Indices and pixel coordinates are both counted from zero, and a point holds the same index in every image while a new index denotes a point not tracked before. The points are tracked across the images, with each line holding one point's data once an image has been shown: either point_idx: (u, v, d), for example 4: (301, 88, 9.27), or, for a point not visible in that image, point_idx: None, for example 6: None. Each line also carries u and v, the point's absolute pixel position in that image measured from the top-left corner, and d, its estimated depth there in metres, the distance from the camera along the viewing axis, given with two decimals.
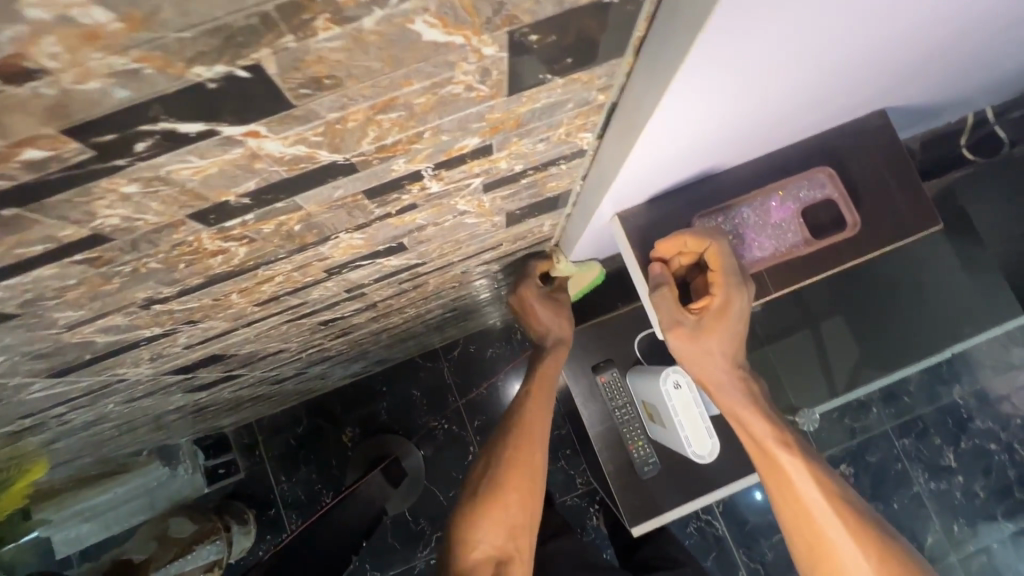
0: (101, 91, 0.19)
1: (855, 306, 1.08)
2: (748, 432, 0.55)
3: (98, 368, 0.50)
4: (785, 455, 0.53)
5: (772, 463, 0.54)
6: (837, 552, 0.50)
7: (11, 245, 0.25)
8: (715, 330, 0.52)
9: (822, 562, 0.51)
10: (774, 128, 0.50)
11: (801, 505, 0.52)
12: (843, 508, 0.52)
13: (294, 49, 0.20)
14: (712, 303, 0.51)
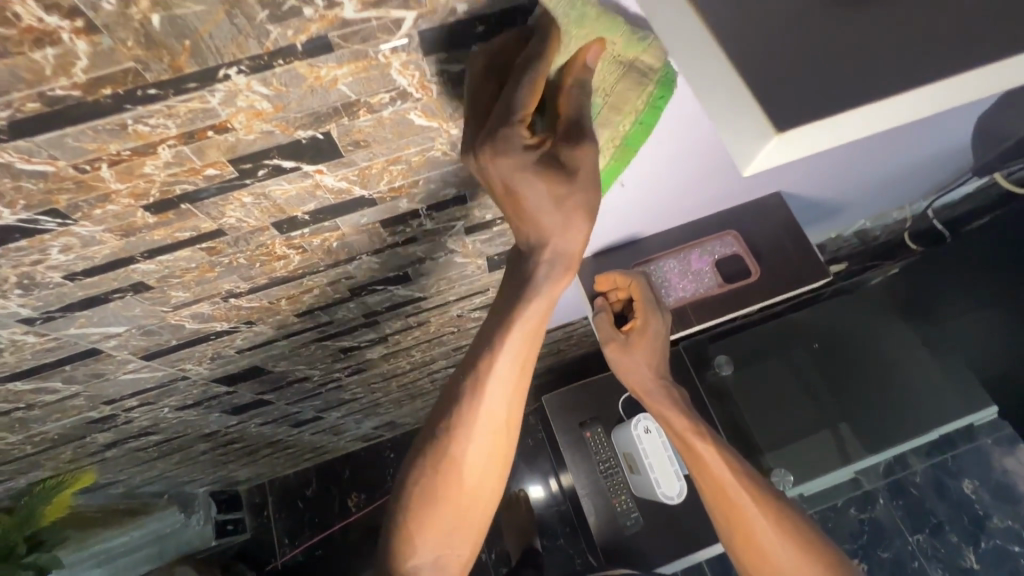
0: (254, 140, 0.38)
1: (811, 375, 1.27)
2: (671, 428, 0.69)
3: (174, 358, 0.67)
4: (700, 443, 0.66)
5: (692, 452, 0.67)
6: (746, 513, 0.62)
7: (174, 229, 0.44)
8: (640, 344, 0.68)
9: (737, 524, 0.62)
10: (680, 198, 0.68)
11: (717, 484, 0.64)
12: (751, 485, 0.63)
13: (347, 124, 0.40)
14: (635, 323, 0.69)
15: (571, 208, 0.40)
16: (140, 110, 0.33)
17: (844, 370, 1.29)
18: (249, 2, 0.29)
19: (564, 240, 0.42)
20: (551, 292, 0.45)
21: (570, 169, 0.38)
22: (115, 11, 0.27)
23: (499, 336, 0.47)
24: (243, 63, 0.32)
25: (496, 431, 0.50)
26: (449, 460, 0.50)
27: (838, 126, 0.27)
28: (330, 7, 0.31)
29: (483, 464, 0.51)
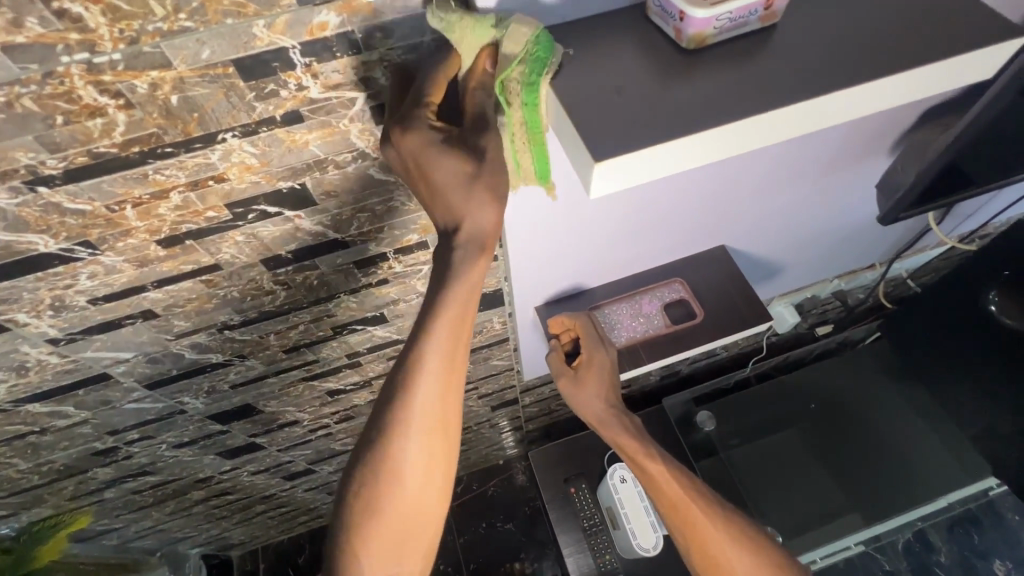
0: (245, 189, 0.49)
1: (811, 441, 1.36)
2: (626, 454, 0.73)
3: (174, 389, 0.75)
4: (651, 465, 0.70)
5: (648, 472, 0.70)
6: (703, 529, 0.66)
7: (180, 262, 0.55)
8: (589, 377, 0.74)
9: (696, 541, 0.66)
10: (626, 250, 0.77)
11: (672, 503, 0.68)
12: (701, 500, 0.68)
13: (318, 177, 0.51)
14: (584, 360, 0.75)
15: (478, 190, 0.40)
16: (159, 163, 0.44)
17: (838, 442, 1.34)
18: (241, 87, 0.41)
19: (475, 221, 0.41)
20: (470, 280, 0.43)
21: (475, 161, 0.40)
22: (146, 93, 0.39)
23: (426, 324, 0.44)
24: (236, 129, 0.44)
25: (431, 430, 0.48)
26: (385, 471, 0.48)
27: (651, 159, 0.36)
28: (300, 90, 0.43)
29: (423, 463, 0.49)
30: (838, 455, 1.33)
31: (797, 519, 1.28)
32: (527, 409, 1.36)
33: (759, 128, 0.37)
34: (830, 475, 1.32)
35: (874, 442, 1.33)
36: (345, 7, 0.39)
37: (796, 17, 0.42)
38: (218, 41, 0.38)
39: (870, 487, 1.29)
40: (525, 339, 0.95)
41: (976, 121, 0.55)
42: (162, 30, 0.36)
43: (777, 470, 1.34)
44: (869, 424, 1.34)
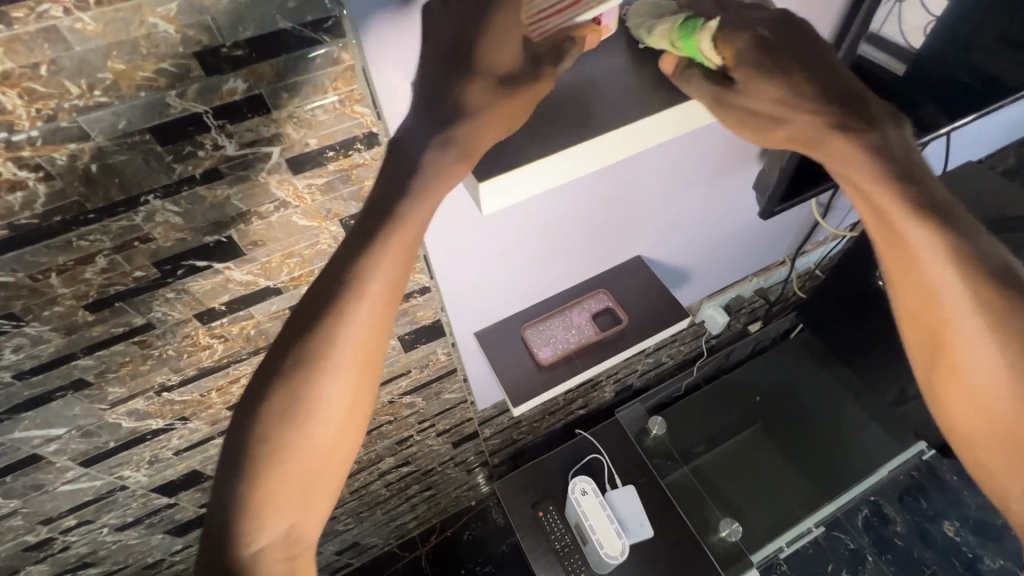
0: (171, 247, 0.52)
1: (773, 442, 1.43)
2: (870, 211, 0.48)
3: (113, 463, 0.73)
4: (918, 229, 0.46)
5: (929, 258, 0.46)
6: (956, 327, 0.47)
7: (110, 325, 0.56)
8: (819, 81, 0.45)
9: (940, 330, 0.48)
10: (549, 268, 0.84)
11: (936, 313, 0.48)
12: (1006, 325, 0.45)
13: (242, 229, 0.54)
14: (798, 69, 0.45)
15: (505, 96, 0.41)
16: (82, 230, 0.47)
17: (784, 436, 1.44)
18: (159, 151, 0.45)
19: (473, 132, 0.40)
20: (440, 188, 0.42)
21: (512, 76, 0.41)
22: (66, 164, 0.42)
23: (373, 254, 0.41)
24: (158, 191, 0.47)
25: (360, 369, 0.43)
26: (304, 410, 0.42)
27: (522, 178, 0.44)
28: (217, 149, 0.47)
29: (345, 408, 0.43)
30: (798, 452, 1.42)
31: (768, 520, 1.33)
32: (490, 442, 1.37)
33: (608, 146, 0.46)
34: (795, 473, 1.39)
35: (827, 437, 1.42)
36: (251, 74, 0.44)
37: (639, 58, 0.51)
38: (133, 113, 0.42)
39: (830, 478, 1.37)
40: (471, 367, 0.99)
41: None
42: (79, 106, 0.40)
43: (750, 476, 1.40)
44: (817, 418, 1.44)
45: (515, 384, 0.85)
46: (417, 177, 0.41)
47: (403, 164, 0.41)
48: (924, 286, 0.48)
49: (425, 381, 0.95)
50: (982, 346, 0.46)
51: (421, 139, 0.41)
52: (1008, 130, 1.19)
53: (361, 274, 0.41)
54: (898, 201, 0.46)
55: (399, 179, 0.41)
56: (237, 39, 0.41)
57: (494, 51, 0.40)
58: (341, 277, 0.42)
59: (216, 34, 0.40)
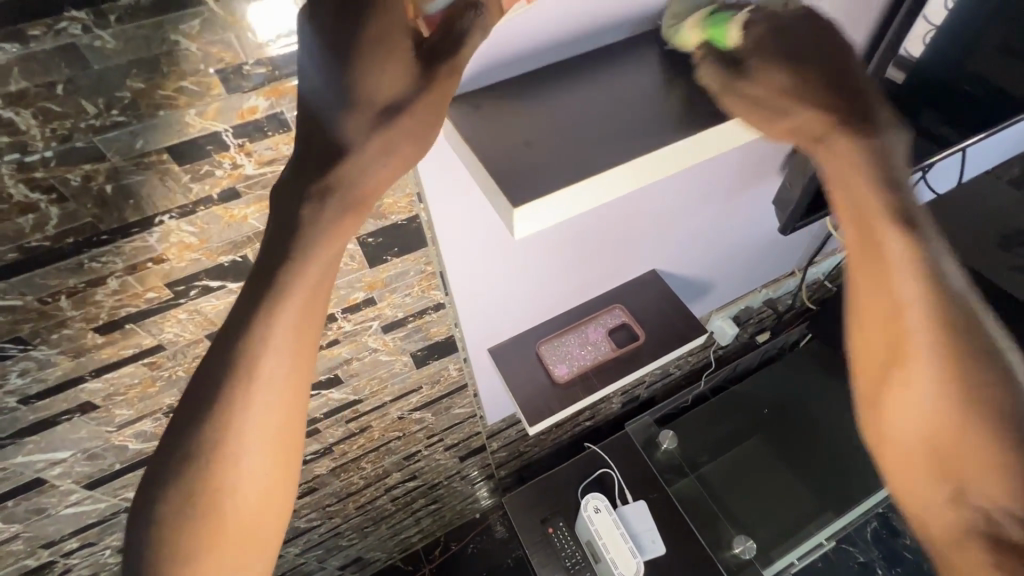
0: (185, 267, 0.50)
1: (779, 449, 1.41)
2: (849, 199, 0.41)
3: (117, 485, 0.71)
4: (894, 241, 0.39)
5: (898, 262, 0.39)
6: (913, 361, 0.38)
7: (120, 347, 0.54)
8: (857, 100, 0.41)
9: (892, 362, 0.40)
10: (565, 283, 0.83)
11: (892, 332, 0.40)
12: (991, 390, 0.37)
13: (258, 249, 0.53)
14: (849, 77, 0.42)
15: (393, 131, 0.35)
16: (94, 251, 0.45)
17: (793, 444, 1.41)
18: (176, 171, 0.43)
19: (356, 172, 0.35)
20: (341, 234, 0.35)
21: (400, 107, 0.35)
22: (79, 185, 0.41)
23: (263, 315, 0.35)
24: (173, 211, 0.46)
25: (275, 441, 0.37)
26: (210, 495, 0.35)
27: (558, 201, 0.42)
28: (235, 168, 0.45)
29: (260, 494, 0.36)
30: (803, 459, 1.39)
31: (775, 527, 1.31)
32: (497, 455, 1.35)
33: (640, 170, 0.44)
34: (800, 480, 1.37)
35: (832, 441, 1.39)
36: (272, 92, 0.42)
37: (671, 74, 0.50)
38: (150, 132, 0.40)
39: (838, 485, 1.34)
40: (483, 381, 0.97)
41: None
42: (95, 126, 0.38)
43: (757, 485, 1.38)
44: (822, 423, 1.41)
45: (528, 401, 0.83)
46: (303, 229, 0.34)
47: (285, 215, 0.35)
48: (889, 306, 0.40)
49: (436, 397, 0.93)
50: (931, 391, 0.38)
51: (295, 186, 0.35)
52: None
53: (253, 341, 0.35)
54: (876, 197, 0.40)
55: (293, 231, 0.34)
56: (260, 56, 0.40)
57: (378, 72, 0.34)
58: (230, 346, 0.35)
59: (238, 52, 0.39)
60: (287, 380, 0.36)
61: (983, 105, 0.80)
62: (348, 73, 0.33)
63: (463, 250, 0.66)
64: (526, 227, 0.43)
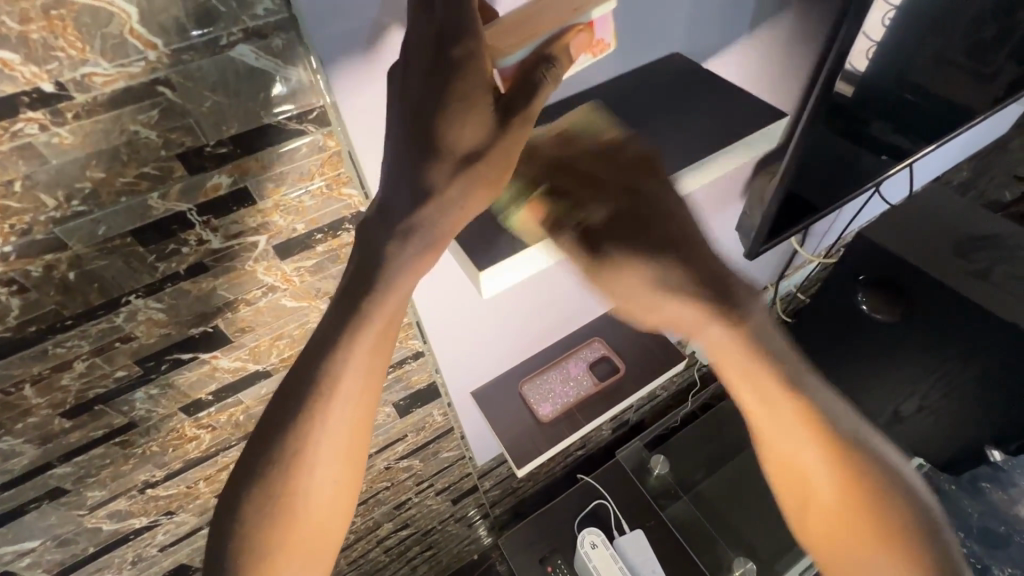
0: (154, 342, 0.50)
1: None
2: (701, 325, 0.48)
3: (92, 569, 0.68)
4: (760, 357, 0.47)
5: (776, 394, 0.47)
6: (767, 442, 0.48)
7: (89, 429, 0.53)
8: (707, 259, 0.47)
9: (779, 470, 0.49)
10: (543, 323, 0.84)
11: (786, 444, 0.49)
12: (897, 502, 0.46)
13: (231, 318, 0.52)
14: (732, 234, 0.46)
15: (469, 178, 0.38)
16: (59, 337, 0.44)
17: None
18: (141, 252, 0.43)
19: (437, 215, 0.38)
20: (416, 269, 0.41)
21: (479, 154, 0.37)
22: (41, 275, 0.40)
23: (346, 336, 0.42)
24: (139, 290, 0.45)
25: (345, 450, 0.44)
26: (291, 489, 0.43)
27: (526, 257, 0.44)
28: (201, 244, 0.46)
29: (331, 491, 0.45)
30: None
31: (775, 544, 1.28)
32: (490, 493, 1.32)
33: (601, 226, 0.48)
34: None
35: None
36: (235, 168, 0.43)
37: (621, 130, 0.53)
38: (113, 218, 0.40)
39: None
40: (467, 424, 0.97)
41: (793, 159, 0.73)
42: (56, 217, 0.38)
43: (753, 501, 1.34)
44: None
45: (515, 442, 0.83)
46: (386, 262, 0.40)
47: (371, 251, 0.40)
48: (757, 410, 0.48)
49: (422, 443, 0.91)
50: (827, 479, 0.47)
51: (383, 225, 0.40)
52: (964, 144, 1.23)
53: (338, 360, 0.42)
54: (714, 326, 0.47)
55: (376, 262, 0.40)
56: (221, 137, 0.41)
57: (459, 123, 0.36)
58: (318, 366, 0.42)
59: (199, 135, 0.40)
60: (362, 388, 0.43)
61: (917, 118, 0.85)
62: (433, 124, 0.36)
63: (436, 302, 0.67)
64: (495, 284, 0.45)
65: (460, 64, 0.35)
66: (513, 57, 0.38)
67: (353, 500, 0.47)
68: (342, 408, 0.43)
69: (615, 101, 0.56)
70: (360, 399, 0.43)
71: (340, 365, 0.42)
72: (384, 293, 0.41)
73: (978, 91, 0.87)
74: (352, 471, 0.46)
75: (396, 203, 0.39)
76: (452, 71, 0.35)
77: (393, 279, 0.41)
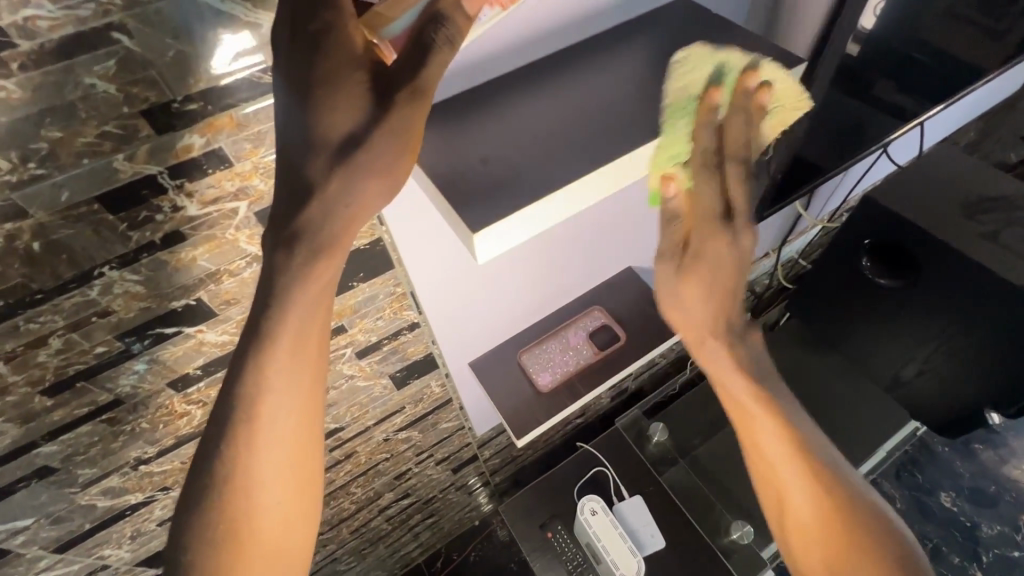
0: (134, 317, 0.47)
1: None
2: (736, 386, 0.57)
3: (91, 545, 0.68)
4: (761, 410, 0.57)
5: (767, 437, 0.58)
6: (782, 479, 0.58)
7: (72, 407, 0.51)
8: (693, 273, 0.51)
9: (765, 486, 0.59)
10: (543, 292, 0.82)
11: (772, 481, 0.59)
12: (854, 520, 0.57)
13: (214, 290, 0.50)
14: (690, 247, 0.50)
15: (349, 172, 0.35)
16: (29, 312, 0.42)
17: None
18: (111, 220, 0.40)
19: (321, 214, 0.37)
20: (315, 279, 0.39)
21: (353, 143, 0.35)
22: (2, 246, 0.38)
23: (255, 356, 0.42)
24: (113, 262, 0.43)
25: (289, 472, 0.46)
26: (235, 516, 0.45)
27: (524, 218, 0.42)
28: (176, 211, 0.43)
29: (281, 512, 0.46)
30: None
31: None
32: (490, 462, 1.33)
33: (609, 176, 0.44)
34: None
35: None
36: (207, 127, 0.39)
37: (632, 78, 0.50)
38: (77, 183, 0.37)
39: None
40: (466, 397, 0.96)
41: (807, 108, 0.68)
42: (12, 183, 0.35)
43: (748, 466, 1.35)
44: None
45: (515, 412, 0.82)
46: (279, 274, 0.39)
47: (269, 264, 0.39)
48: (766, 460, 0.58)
49: (421, 414, 0.90)
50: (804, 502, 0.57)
51: (276, 231, 0.38)
52: (975, 103, 1.19)
53: (252, 383, 0.42)
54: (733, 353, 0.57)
55: (275, 278, 0.39)
56: (189, 93, 0.37)
57: (331, 108, 0.35)
58: (235, 387, 0.43)
59: (164, 91, 0.36)
60: (286, 406, 0.44)
61: (931, 74, 0.81)
62: (305, 117, 0.35)
63: (430, 273, 0.65)
64: (490, 249, 0.43)
65: (319, 40, 0.33)
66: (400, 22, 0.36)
67: (311, 521, 0.49)
68: (268, 430, 0.44)
69: (632, 48, 0.53)
70: (287, 419, 0.44)
71: (259, 389, 0.43)
72: (290, 315, 0.40)
73: (994, 44, 0.83)
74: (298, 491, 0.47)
75: (290, 205, 0.37)
76: (314, 51, 0.34)
77: (296, 291, 0.40)
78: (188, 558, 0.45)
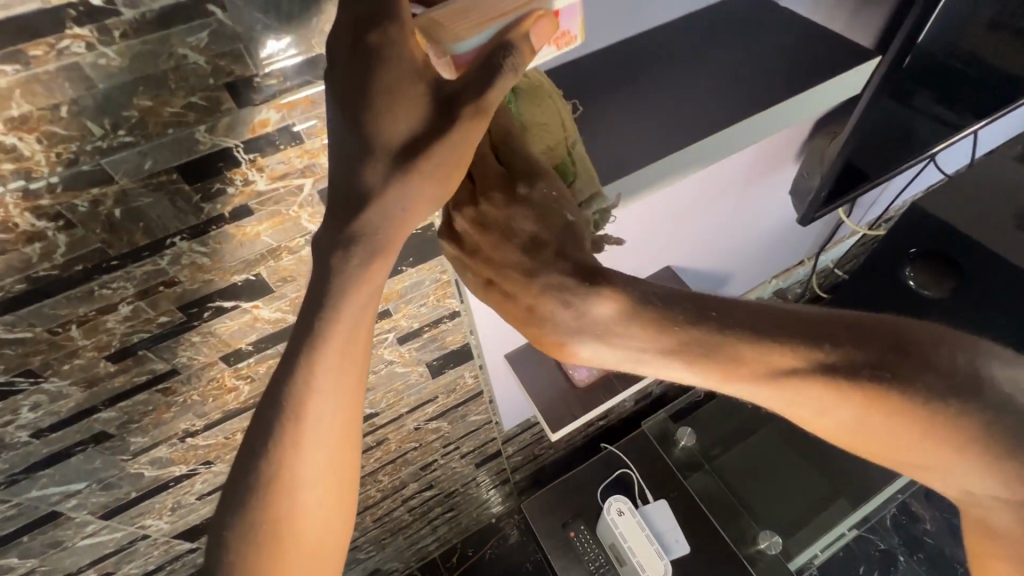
0: (198, 288, 0.49)
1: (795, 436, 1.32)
2: None
3: (134, 514, 0.69)
4: None
5: None
6: None
7: (132, 374, 0.52)
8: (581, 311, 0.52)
9: None
10: None
11: None
12: None
13: (273, 266, 0.51)
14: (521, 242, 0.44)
15: (408, 177, 0.32)
16: (104, 278, 0.43)
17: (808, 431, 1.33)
18: (187, 191, 0.41)
19: (376, 219, 0.34)
20: (367, 281, 0.36)
21: (414, 147, 0.32)
22: (87, 210, 0.39)
23: (304, 356, 0.39)
24: (184, 233, 0.44)
25: (333, 474, 0.44)
26: (277, 514, 0.43)
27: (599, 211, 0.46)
28: (247, 185, 0.44)
29: (322, 513, 0.44)
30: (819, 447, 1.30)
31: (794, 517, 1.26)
32: (512, 459, 1.33)
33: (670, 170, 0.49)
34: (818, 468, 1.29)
35: None
36: (283, 104, 0.40)
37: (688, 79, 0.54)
38: (160, 152, 0.39)
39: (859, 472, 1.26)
40: (497, 389, 0.96)
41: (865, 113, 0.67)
42: (102, 148, 0.37)
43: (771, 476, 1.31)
44: None
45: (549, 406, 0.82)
46: (331, 277, 0.36)
47: (320, 264, 0.36)
48: None
49: (452, 405, 0.91)
50: None
51: (329, 237, 0.36)
52: None
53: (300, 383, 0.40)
54: None
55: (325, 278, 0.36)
56: (270, 68, 0.38)
57: (387, 114, 0.31)
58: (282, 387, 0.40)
59: (248, 66, 0.37)
60: (332, 408, 0.41)
61: (990, 80, 0.79)
62: (359, 118, 0.32)
63: None
64: None
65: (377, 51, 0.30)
66: (470, 41, 0.31)
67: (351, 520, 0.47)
68: (314, 433, 0.41)
69: (693, 51, 0.56)
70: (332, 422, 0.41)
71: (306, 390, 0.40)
72: (341, 314, 0.37)
73: None
74: (340, 493, 0.44)
75: (340, 212, 0.34)
76: (370, 58, 0.31)
77: (347, 297, 0.37)
78: (229, 547, 0.44)
